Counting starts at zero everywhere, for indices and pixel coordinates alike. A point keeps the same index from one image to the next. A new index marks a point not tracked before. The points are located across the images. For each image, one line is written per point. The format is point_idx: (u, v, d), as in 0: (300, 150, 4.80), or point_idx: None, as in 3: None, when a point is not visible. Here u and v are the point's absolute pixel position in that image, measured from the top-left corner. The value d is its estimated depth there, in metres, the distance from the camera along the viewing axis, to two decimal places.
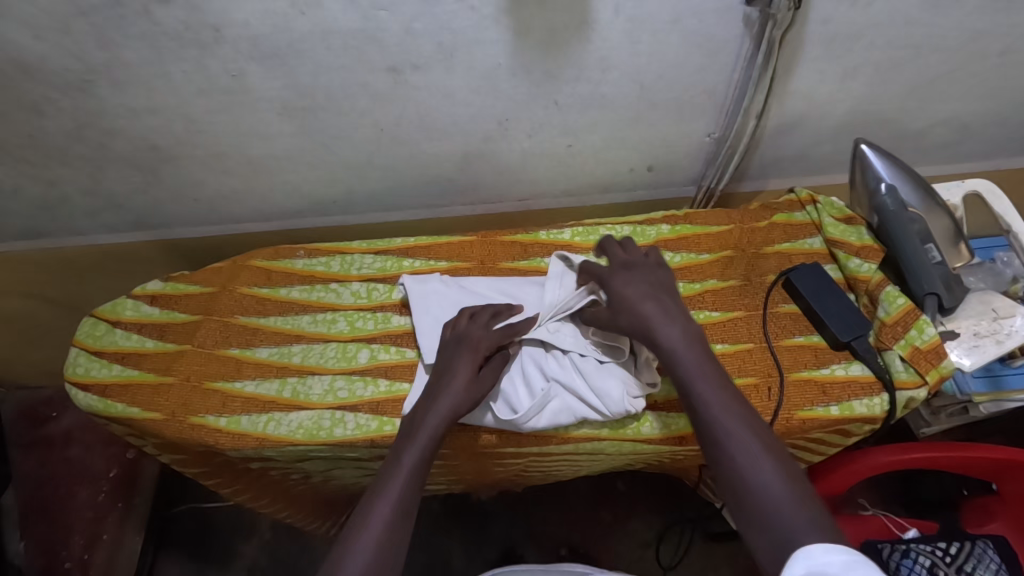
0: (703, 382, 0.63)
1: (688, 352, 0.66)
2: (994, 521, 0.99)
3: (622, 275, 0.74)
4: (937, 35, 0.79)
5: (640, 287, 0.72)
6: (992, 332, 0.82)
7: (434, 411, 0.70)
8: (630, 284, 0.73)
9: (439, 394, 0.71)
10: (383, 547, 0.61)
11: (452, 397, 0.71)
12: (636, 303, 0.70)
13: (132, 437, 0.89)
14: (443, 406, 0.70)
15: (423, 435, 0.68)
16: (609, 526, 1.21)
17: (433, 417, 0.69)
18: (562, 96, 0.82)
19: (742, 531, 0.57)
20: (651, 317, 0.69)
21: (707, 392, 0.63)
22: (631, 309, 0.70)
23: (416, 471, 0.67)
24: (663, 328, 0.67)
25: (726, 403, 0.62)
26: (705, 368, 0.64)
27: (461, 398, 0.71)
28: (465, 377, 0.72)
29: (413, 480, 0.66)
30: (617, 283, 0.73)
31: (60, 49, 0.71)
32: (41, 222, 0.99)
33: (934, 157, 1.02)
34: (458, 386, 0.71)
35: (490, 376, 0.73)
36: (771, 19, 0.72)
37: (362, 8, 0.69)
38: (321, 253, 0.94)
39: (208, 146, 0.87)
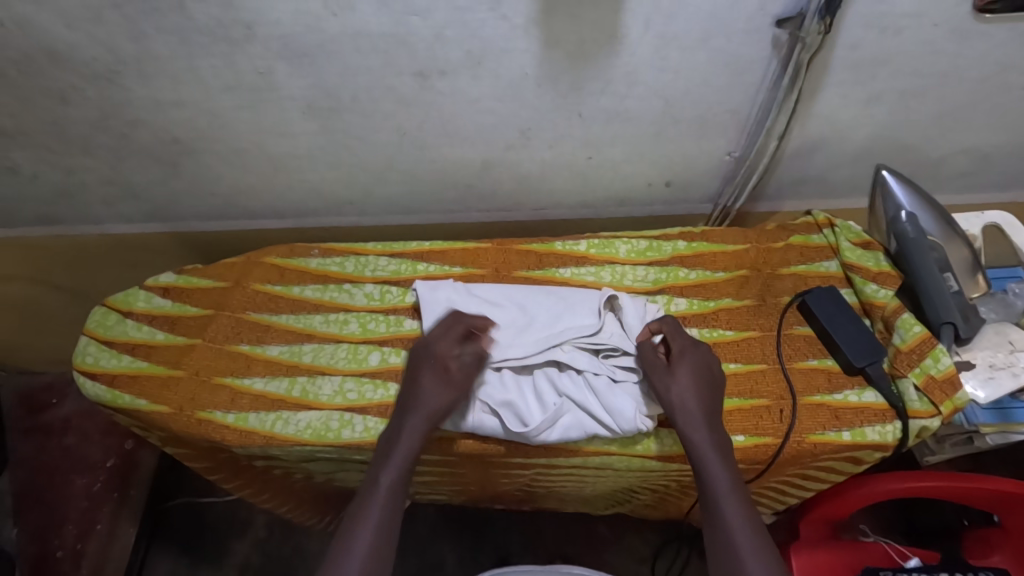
0: (729, 502, 0.66)
1: (721, 466, 0.68)
2: (996, 553, 0.98)
3: (688, 349, 0.75)
4: (964, 66, 0.79)
5: (698, 375, 0.72)
6: (1007, 364, 0.82)
7: (406, 435, 0.70)
8: (688, 369, 0.73)
9: (413, 407, 0.71)
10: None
11: (431, 400, 0.71)
12: (689, 389, 0.71)
13: (137, 429, 0.88)
14: (415, 428, 0.70)
15: (397, 461, 0.69)
16: (606, 540, 1.20)
17: (407, 442, 0.70)
18: (586, 109, 0.83)
19: None
20: (699, 410, 0.70)
21: (731, 509, 0.66)
22: (681, 395, 0.71)
23: (394, 490, 0.68)
24: (703, 424, 0.69)
25: (748, 523, 0.65)
26: (735, 484, 0.67)
27: (437, 400, 0.71)
28: (439, 382, 0.72)
29: (391, 500, 0.68)
30: (682, 361, 0.73)
31: (91, 39, 0.72)
32: (56, 209, 0.99)
33: (952, 186, 1.02)
34: (435, 390, 0.71)
35: (461, 376, 0.73)
36: (799, 42, 0.73)
37: (394, 12, 0.69)
38: (336, 253, 0.94)
39: (230, 142, 0.87)
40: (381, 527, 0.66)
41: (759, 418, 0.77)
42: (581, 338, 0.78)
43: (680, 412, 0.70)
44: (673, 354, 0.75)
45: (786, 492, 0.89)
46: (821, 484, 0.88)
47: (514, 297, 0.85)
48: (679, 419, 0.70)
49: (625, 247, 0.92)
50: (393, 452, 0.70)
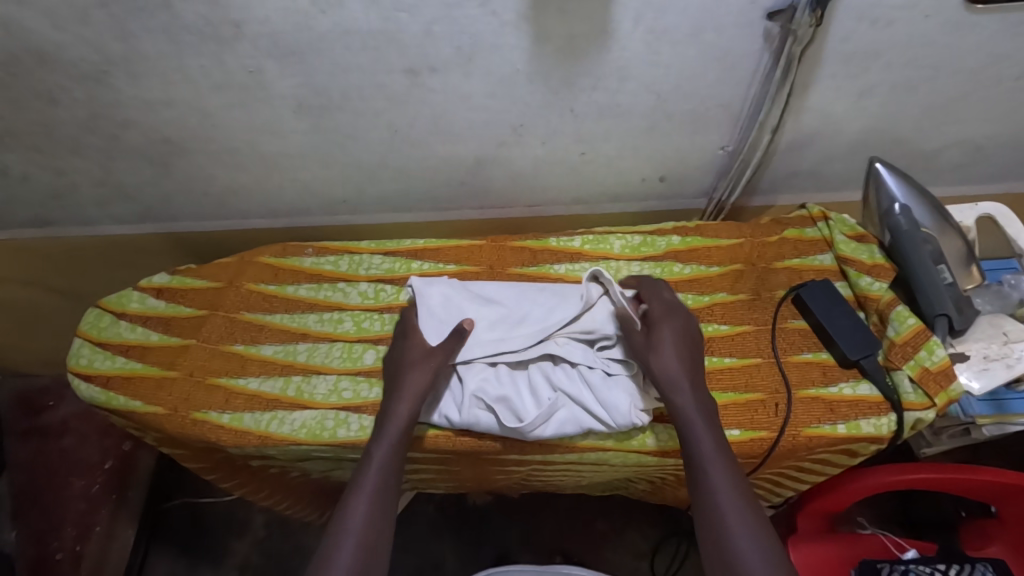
0: (715, 466, 0.66)
1: (707, 432, 0.68)
2: (993, 544, 0.98)
3: (664, 316, 0.76)
4: (956, 57, 0.79)
5: (679, 342, 0.74)
6: (1001, 356, 0.82)
7: (393, 418, 0.71)
8: (669, 336, 0.74)
9: (399, 386, 0.73)
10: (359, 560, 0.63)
11: (416, 379, 0.73)
12: (670, 354, 0.72)
13: (131, 430, 0.88)
14: (401, 412, 0.71)
15: (384, 444, 0.70)
16: (605, 535, 1.20)
17: (396, 420, 0.71)
18: (578, 104, 0.82)
19: None
20: (685, 380, 0.71)
21: (717, 473, 0.66)
22: (662, 360, 0.72)
23: (386, 469, 0.69)
24: (688, 393, 0.70)
25: (737, 491, 0.65)
26: (723, 455, 0.67)
27: (421, 377, 0.73)
28: (420, 361, 0.74)
29: (384, 481, 0.68)
30: (662, 327, 0.75)
31: (79, 39, 0.71)
32: (49, 212, 0.99)
33: (947, 178, 1.02)
34: (417, 369, 0.73)
35: (439, 354, 0.75)
36: (791, 35, 0.72)
37: (383, 9, 0.68)
38: (330, 252, 0.94)
39: (221, 141, 0.87)
40: (375, 508, 0.67)
41: (753, 412, 0.77)
42: (575, 330, 0.78)
43: (664, 379, 0.71)
44: (652, 319, 0.76)
45: (782, 485, 0.89)
46: (817, 477, 0.88)
47: (510, 292, 0.83)
48: (665, 386, 0.71)
49: (620, 243, 0.92)
50: (381, 437, 0.71)
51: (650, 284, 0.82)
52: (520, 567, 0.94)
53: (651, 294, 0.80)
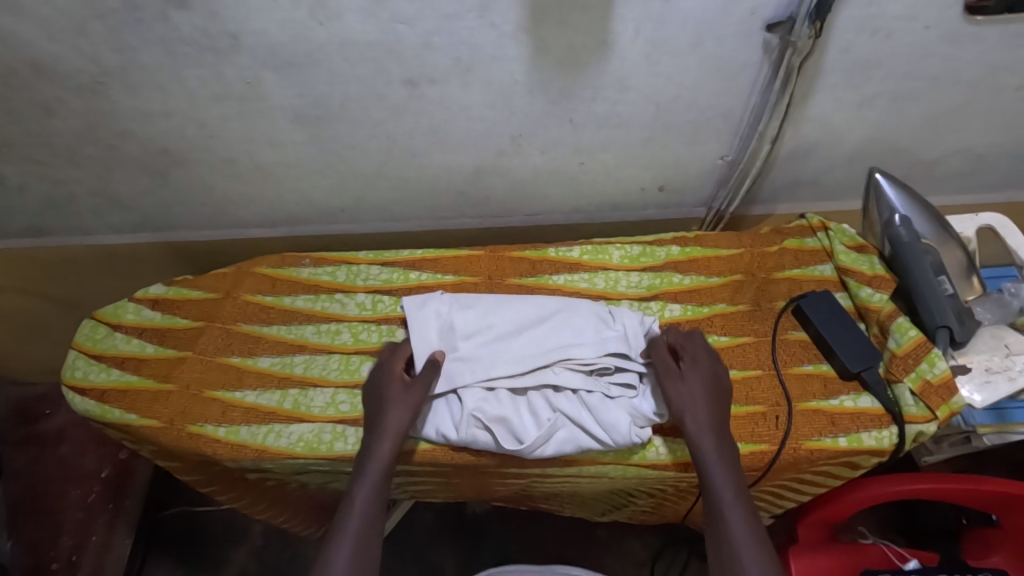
0: (719, 476, 0.67)
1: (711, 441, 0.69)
2: (995, 554, 0.97)
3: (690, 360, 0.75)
4: (956, 68, 0.78)
5: (704, 379, 0.73)
6: (1004, 369, 0.82)
7: (373, 457, 0.70)
8: (697, 375, 0.74)
9: (389, 404, 0.72)
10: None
11: (397, 416, 0.71)
12: (696, 393, 0.72)
13: (127, 443, 0.87)
14: (381, 450, 0.70)
15: (370, 474, 0.69)
16: (605, 544, 1.20)
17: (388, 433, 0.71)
18: (577, 114, 0.82)
19: None
20: (707, 418, 0.70)
21: (721, 485, 0.67)
22: (687, 397, 0.72)
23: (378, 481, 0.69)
24: (699, 414, 0.70)
25: (742, 532, 0.64)
26: (725, 491, 0.67)
27: (403, 414, 0.72)
28: (403, 395, 0.73)
29: (367, 523, 0.67)
30: (695, 370, 0.74)
31: (75, 51, 0.71)
32: (46, 221, 0.98)
33: (946, 187, 1.02)
34: (401, 403, 0.72)
35: (422, 382, 0.74)
36: (790, 46, 0.72)
37: (381, 21, 0.68)
38: (327, 262, 0.93)
39: (218, 151, 0.86)
40: (364, 543, 0.66)
41: (754, 425, 0.76)
42: (576, 361, 0.76)
43: (686, 414, 0.71)
44: (692, 362, 0.75)
45: (784, 497, 0.88)
46: (820, 488, 0.88)
47: (494, 308, 0.82)
48: (688, 421, 0.70)
49: (619, 253, 0.92)
50: (365, 470, 0.70)
51: (679, 334, 0.79)
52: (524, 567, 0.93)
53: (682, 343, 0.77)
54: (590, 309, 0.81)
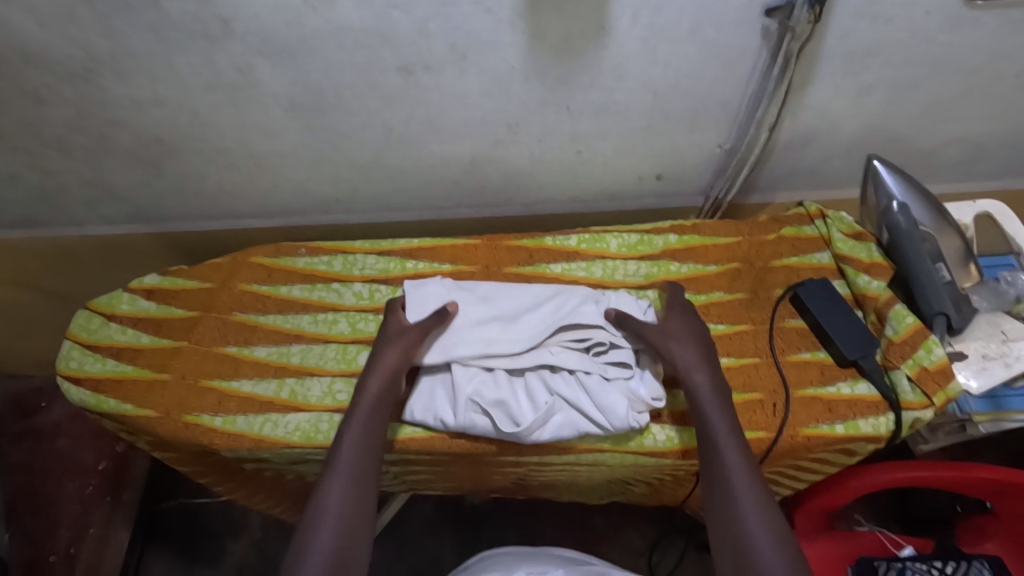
0: (712, 405, 0.70)
1: (704, 374, 0.73)
2: (989, 540, 0.99)
3: (677, 320, 0.78)
4: (955, 54, 0.78)
5: (689, 328, 0.77)
6: (1000, 355, 0.82)
7: (364, 394, 0.72)
8: (681, 324, 0.77)
9: (388, 343, 0.75)
10: (352, 496, 0.66)
11: (391, 356, 0.74)
12: (683, 338, 0.75)
13: (124, 433, 0.87)
14: (372, 388, 0.72)
15: (365, 402, 0.72)
16: (603, 533, 1.20)
17: (386, 366, 0.73)
18: (575, 103, 0.81)
19: (716, 544, 0.65)
20: (696, 358, 0.74)
21: (714, 413, 0.70)
22: (674, 340, 0.75)
23: (376, 408, 0.71)
24: (688, 354, 0.74)
25: (733, 463, 0.66)
26: (719, 422, 0.69)
27: (393, 356, 0.74)
28: (395, 339, 0.75)
29: (366, 453, 0.69)
30: (678, 321, 0.78)
31: (64, 38, 0.70)
32: (38, 212, 0.97)
33: (944, 176, 1.02)
34: (393, 346, 0.75)
35: (416, 326, 0.76)
36: (789, 32, 0.71)
37: (376, 6, 0.67)
38: (323, 252, 0.93)
39: (212, 140, 0.86)
40: (363, 464, 0.68)
41: (752, 413, 0.77)
42: (568, 338, 0.77)
43: (670, 356, 0.74)
44: (673, 316, 0.79)
45: (782, 484, 0.89)
46: (817, 475, 0.88)
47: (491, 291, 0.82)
48: (677, 362, 0.74)
49: (617, 242, 0.91)
50: (361, 397, 0.72)
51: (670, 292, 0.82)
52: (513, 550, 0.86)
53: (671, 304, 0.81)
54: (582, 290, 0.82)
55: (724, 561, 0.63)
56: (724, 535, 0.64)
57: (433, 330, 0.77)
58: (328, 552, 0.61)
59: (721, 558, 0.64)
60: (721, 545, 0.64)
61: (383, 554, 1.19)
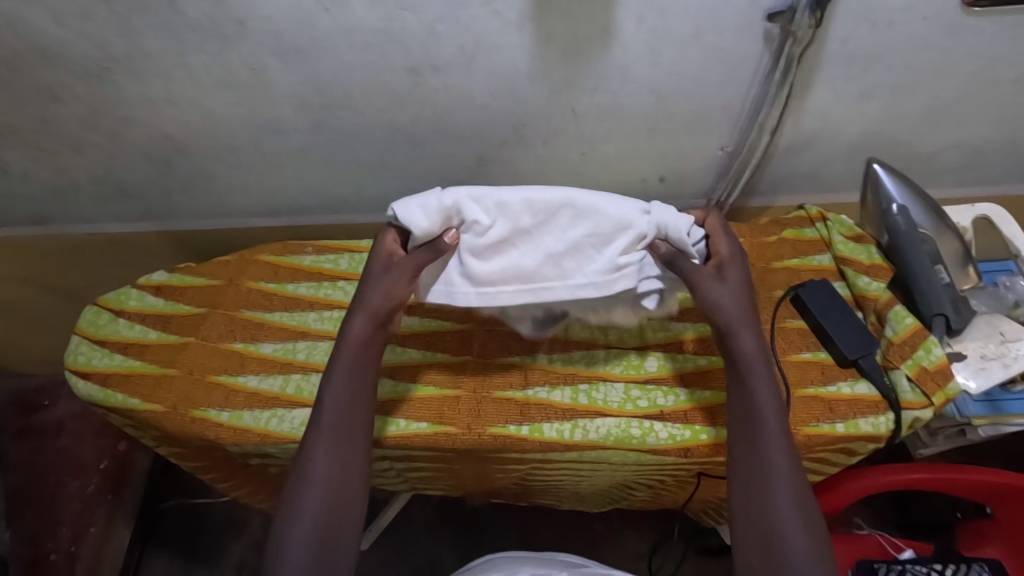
0: (757, 370, 0.68)
1: (750, 333, 0.69)
2: (989, 545, 1.00)
3: (731, 267, 0.73)
4: (953, 60, 0.80)
5: (736, 279, 0.72)
6: (998, 355, 0.83)
7: (346, 344, 0.71)
8: (732, 275, 0.72)
9: (368, 289, 0.71)
10: (342, 455, 0.66)
11: (372, 300, 0.71)
12: (730, 291, 0.71)
13: (130, 429, 0.88)
14: (353, 335, 0.71)
15: (346, 355, 0.70)
16: (603, 536, 1.20)
17: (364, 318, 0.71)
18: (579, 104, 0.83)
19: (732, 507, 0.66)
20: (745, 317, 0.70)
21: (760, 382, 0.68)
22: (717, 292, 0.70)
23: (356, 359, 0.70)
24: (734, 312, 0.70)
25: (773, 433, 0.66)
26: (762, 395, 0.68)
27: (377, 301, 0.71)
28: (382, 276, 0.71)
29: (352, 410, 0.68)
30: (727, 270, 0.72)
31: (81, 35, 0.71)
32: (48, 209, 0.98)
33: (943, 181, 1.03)
34: (378, 285, 0.71)
35: (408, 261, 0.70)
36: (791, 36, 0.73)
37: (386, 7, 0.69)
38: (330, 251, 0.94)
39: (221, 139, 0.87)
40: (349, 420, 0.68)
41: None
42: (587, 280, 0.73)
43: (713, 312, 0.70)
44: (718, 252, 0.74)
45: None
46: (816, 476, 0.89)
47: (510, 202, 0.71)
48: (723, 321, 0.70)
49: None
50: (343, 348, 0.71)
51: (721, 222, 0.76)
52: (516, 553, 0.85)
53: (719, 234, 0.75)
54: (616, 216, 0.71)
55: (740, 524, 0.65)
56: (746, 502, 0.65)
57: (431, 264, 0.72)
58: (317, 514, 0.63)
59: (736, 520, 0.66)
60: (738, 509, 0.66)
61: (383, 555, 1.19)
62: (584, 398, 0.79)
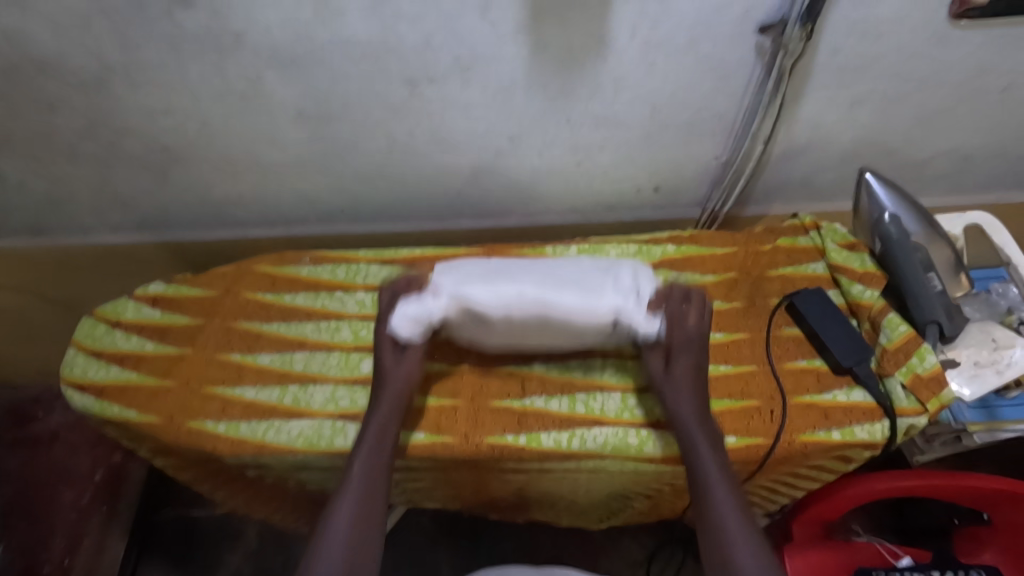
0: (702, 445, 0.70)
1: (689, 403, 0.73)
2: (986, 551, 1.00)
3: (683, 353, 0.75)
4: (942, 69, 0.81)
5: (688, 360, 0.75)
6: (991, 362, 0.84)
7: (372, 418, 0.73)
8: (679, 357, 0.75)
9: (389, 367, 0.76)
10: (362, 518, 0.67)
11: (402, 372, 0.75)
12: (683, 373, 0.74)
13: (126, 440, 0.87)
14: (387, 400, 0.74)
15: (380, 420, 0.73)
16: (601, 545, 1.20)
17: (394, 389, 0.74)
18: (575, 114, 0.83)
19: None
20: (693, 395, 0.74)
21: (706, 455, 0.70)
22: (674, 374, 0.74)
23: (386, 426, 0.73)
24: (684, 391, 0.74)
25: (729, 510, 0.66)
26: (712, 469, 0.69)
27: (399, 380, 0.75)
28: (405, 357, 0.76)
29: (372, 474, 0.69)
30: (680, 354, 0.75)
31: (79, 47, 0.72)
32: (43, 219, 0.98)
33: (935, 188, 1.04)
34: (399, 369, 0.75)
35: (417, 351, 0.76)
36: (782, 48, 0.74)
37: (383, 19, 0.70)
38: (327, 261, 0.94)
39: (218, 149, 0.87)
40: (370, 484, 0.69)
41: (749, 419, 0.78)
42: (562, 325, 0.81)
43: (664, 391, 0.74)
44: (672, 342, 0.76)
45: (779, 491, 0.90)
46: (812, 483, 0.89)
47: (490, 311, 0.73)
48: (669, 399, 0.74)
49: (616, 252, 0.93)
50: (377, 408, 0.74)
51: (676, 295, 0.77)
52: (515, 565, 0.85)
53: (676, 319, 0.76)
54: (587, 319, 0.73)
55: None
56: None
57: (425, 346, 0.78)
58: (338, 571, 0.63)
59: None
60: None
61: (380, 566, 1.19)
62: (582, 407, 0.79)
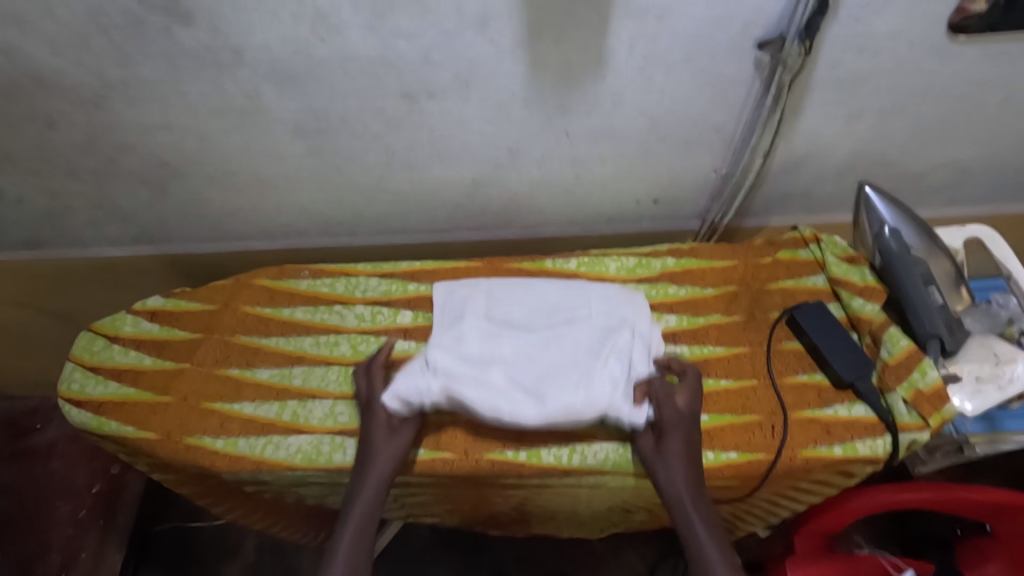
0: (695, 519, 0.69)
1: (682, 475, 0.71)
2: (989, 562, 0.98)
3: (675, 427, 0.73)
4: (940, 83, 0.81)
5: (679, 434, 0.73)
6: (993, 377, 0.83)
7: (360, 497, 0.72)
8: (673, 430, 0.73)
9: (374, 441, 0.74)
10: None
11: (385, 451, 0.73)
12: (676, 446, 0.72)
13: (123, 456, 0.87)
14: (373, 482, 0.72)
15: (364, 499, 0.72)
16: (601, 557, 1.19)
17: (382, 464, 0.73)
18: (574, 128, 0.83)
19: None
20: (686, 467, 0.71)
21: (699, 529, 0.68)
22: (666, 448, 0.72)
23: (369, 507, 0.71)
24: (676, 462, 0.71)
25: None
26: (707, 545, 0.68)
27: (384, 457, 0.73)
28: (391, 436, 0.74)
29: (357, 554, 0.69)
30: (672, 429, 0.72)
31: (78, 65, 0.72)
32: (42, 232, 0.98)
33: (935, 200, 1.04)
34: (385, 447, 0.74)
35: (409, 429, 0.75)
36: (781, 64, 0.74)
37: (382, 36, 0.70)
38: (326, 274, 0.94)
39: (216, 164, 0.87)
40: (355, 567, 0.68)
41: (751, 434, 0.77)
42: None
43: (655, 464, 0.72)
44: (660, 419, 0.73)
45: (781, 505, 0.89)
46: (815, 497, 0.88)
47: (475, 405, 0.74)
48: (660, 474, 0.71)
49: (615, 265, 0.93)
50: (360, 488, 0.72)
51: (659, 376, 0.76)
52: None
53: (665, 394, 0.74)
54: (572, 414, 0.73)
55: None
56: None
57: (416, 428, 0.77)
58: None
59: None
60: None
61: None
62: None
